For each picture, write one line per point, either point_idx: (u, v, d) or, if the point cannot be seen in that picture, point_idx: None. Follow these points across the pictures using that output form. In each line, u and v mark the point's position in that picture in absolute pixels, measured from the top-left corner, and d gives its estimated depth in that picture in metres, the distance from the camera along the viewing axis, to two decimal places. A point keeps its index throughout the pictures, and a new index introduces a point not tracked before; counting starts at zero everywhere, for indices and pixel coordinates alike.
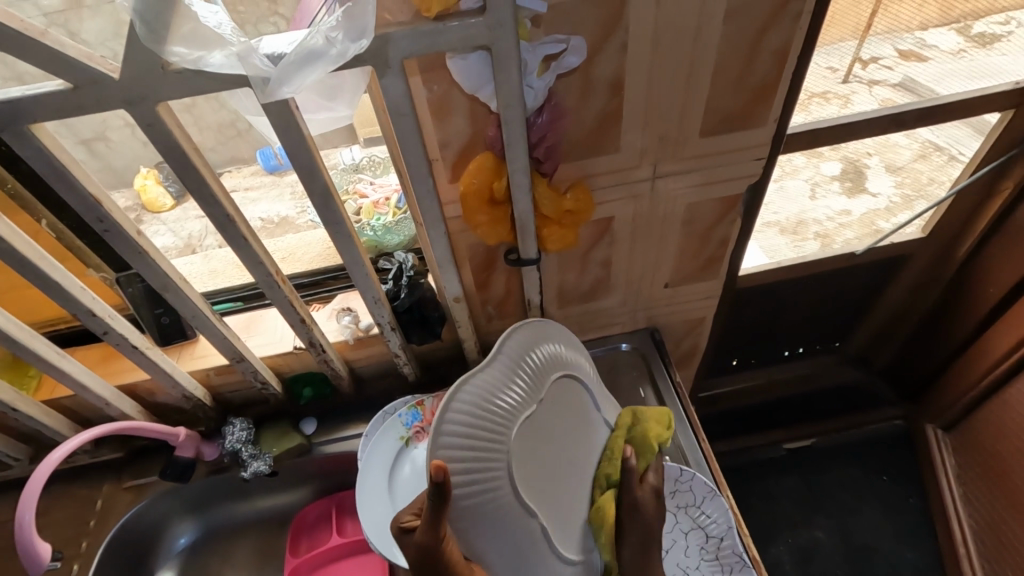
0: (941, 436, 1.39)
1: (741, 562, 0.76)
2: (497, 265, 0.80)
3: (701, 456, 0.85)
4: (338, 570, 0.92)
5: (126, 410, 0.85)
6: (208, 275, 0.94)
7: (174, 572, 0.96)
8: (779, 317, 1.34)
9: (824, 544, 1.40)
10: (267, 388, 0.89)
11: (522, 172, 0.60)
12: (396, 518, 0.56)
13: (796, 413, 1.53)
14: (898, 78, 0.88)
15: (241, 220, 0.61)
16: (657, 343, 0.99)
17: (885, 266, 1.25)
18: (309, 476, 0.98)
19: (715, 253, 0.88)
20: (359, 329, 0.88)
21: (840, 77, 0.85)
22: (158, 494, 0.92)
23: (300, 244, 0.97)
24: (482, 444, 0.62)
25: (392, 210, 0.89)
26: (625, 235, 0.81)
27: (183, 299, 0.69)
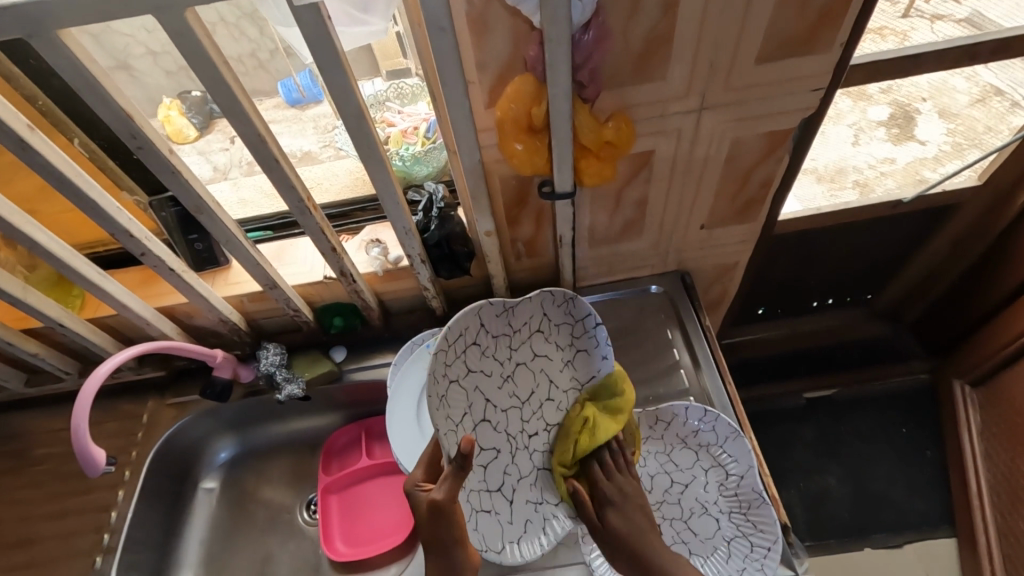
0: (967, 392, 1.37)
1: (760, 499, 0.74)
2: (530, 199, 0.78)
3: (727, 399, 0.86)
4: (367, 489, 0.98)
5: (165, 331, 0.88)
6: (239, 204, 0.94)
7: (216, 483, 1.02)
8: (810, 268, 1.31)
9: (835, 491, 1.43)
10: (299, 316, 0.91)
11: (564, 98, 0.57)
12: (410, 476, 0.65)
13: (818, 365, 1.52)
14: (965, 12, 0.82)
15: (273, 141, 0.60)
16: (687, 287, 0.97)
17: (932, 217, 1.20)
18: (340, 402, 1.02)
19: (757, 195, 0.84)
20: (388, 261, 0.88)
21: (899, 11, 0.80)
22: (199, 411, 0.97)
23: (327, 175, 0.96)
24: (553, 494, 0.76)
25: (421, 140, 0.86)
26: (663, 172, 0.77)
27: (216, 223, 0.69)
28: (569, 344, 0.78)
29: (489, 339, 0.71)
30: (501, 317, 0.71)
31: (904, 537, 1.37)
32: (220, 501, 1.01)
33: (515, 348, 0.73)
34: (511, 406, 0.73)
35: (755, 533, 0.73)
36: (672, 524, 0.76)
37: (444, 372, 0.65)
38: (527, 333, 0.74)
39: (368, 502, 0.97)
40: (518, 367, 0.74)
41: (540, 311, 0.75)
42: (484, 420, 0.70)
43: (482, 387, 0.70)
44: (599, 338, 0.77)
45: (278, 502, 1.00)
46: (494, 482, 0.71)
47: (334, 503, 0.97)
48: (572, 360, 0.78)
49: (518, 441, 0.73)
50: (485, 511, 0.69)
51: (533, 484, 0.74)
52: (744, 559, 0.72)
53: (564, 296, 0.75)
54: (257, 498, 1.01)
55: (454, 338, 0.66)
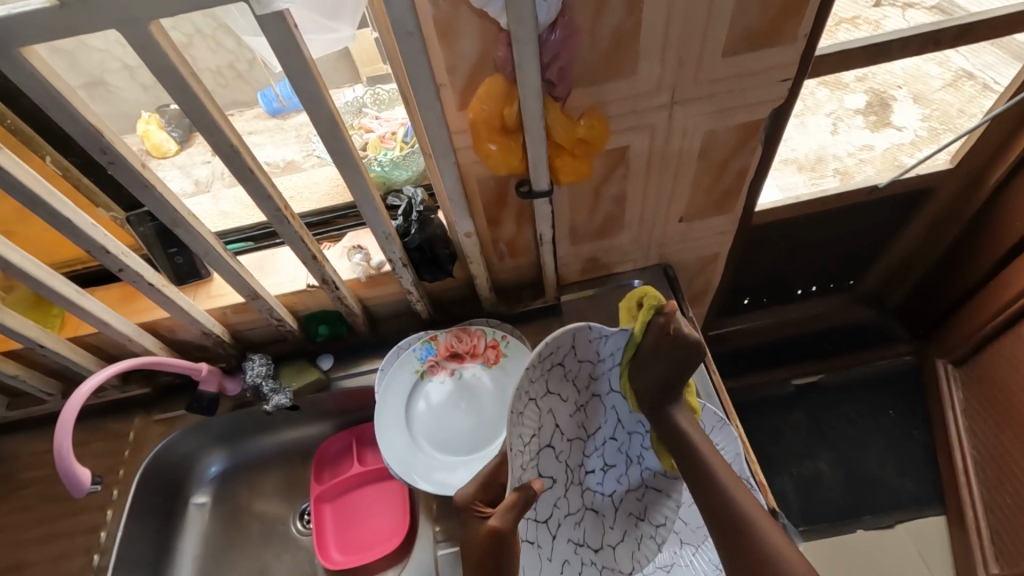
0: (950, 371, 1.39)
1: (748, 486, 0.75)
2: (509, 199, 0.78)
3: (712, 388, 0.87)
4: (360, 496, 0.98)
5: (148, 347, 0.87)
6: (218, 216, 0.93)
7: (208, 498, 1.01)
8: (792, 256, 1.33)
9: (827, 475, 1.45)
10: (283, 325, 0.90)
11: (535, 97, 0.58)
12: (467, 500, 0.66)
13: (805, 351, 1.55)
14: (934, 0, 0.84)
15: (247, 152, 0.60)
16: (670, 279, 0.98)
17: (908, 202, 1.23)
18: (329, 410, 1.01)
19: (733, 186, 0.85)
20: (371, 267, 0.88)
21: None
22: (187, 426, 0.96)
23: (308, 184, 0.96)
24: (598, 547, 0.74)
25: (399, 145, 0.87)
26: (639, 167, 0.78)
27: (194, 236, 0.68)
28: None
29: (575, 364, 0.67)
30: (593, 345, 0.68)
31: (895, 517, 1.39)
32: (212, 516, 1.00)
33: (594, 377, 0.71)
34: (576, 436, 0.70)
35: None
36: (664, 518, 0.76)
37: (530, 389, 0.61)
38: (610, 364, 0.71)
39: (361, 508, 0.97)
40: (590, 400, 0.71)
41: None
42: (549, 447, 0.65)
43: (556, 411, 0.66)
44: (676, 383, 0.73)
45: (271, 514, 1.00)
46: (543, 514, 0.67)
47: (328, 511, 0.96)
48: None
49: (573, 476, 0.70)
50: (529, 543, 0.65)
51: (576, 521, 0.71)
52: None
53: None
54: (250, 511, 1.01)
55: (549, 353, 0.62)
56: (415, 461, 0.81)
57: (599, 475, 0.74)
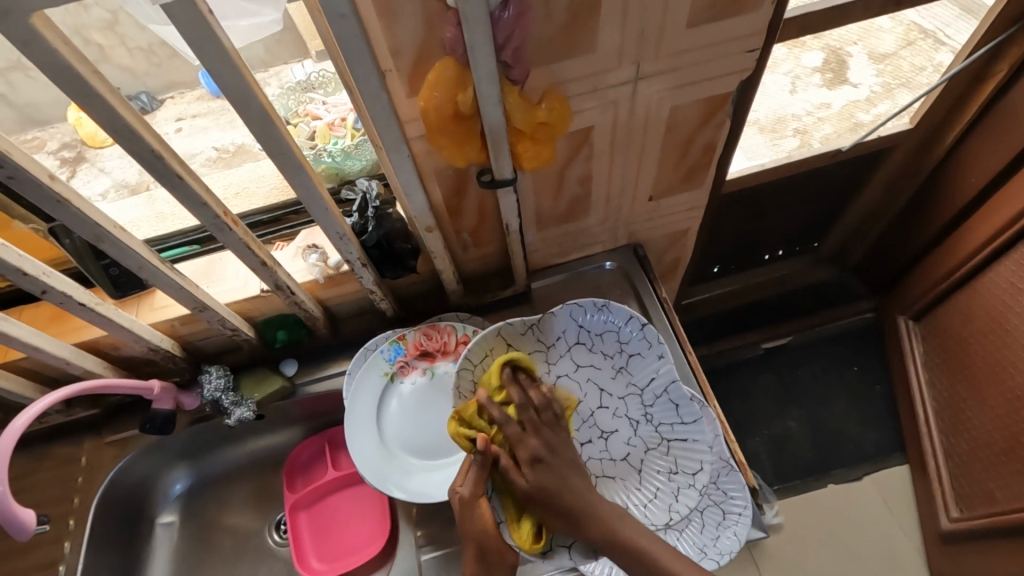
0: (910, 326, 1.43)
1: (727, 467, 0.73)
2: (469, 188, 0.73)
3: (688, 368, 0.85)
4: (336, 501, 0.95)
5: (90, 367, 0.81)
6: (155, 219, 0.86)
7: (175, 516, 0.97)
8: (757, 222, 1.33)
9: (797, 434, 1.49)
10: (238, 334, 0.84)
11: (489, 81, 0.53)
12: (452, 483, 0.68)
13: (772, 314, 1.58)
14: None
15: (171, 156, 0.53)
16: (641, 259, 0.96)
17: (867, 162, 1.23)
18: (296, 417, 0.97)
19: (700, 160, 0.82)
20: (329, 267, 0.83)
21: None
22: (143, 446, 0.90)
23: (253, 178, 0.88)
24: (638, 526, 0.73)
25: (349, 133, 0.81)
26: (605, 147, 0.74)
27: (123, 250, 0.62)
28: (619, 348, 0.75)
29: (522, 358, 0.75)
30: (529, 336, 0.76)
31: (861, 469, 1.45)
32: (181, 535, 0.96)
33: (553, 361, 0.76)
34: None
35: (725, 500, 0.73)
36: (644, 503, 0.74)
37: (471, 390, 0.73)
38: (563, 347, 0.76)
39: (340, 515, 0.94)
40: (563, 380, 0.76)
41: (572, 324, 0.76)
42: None
43: None
44: (648, 339, 0.73)
45: (244, 527, 0.96)
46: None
47: (303, 519, 0.93)
48: (626, 365, 0.75)
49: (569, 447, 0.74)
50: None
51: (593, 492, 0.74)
52: (717, 527, 0.72)
53: (595, 308, 0.74)
54: (222, 526, 0.97)
55: (477, 360, 0.73)
56: (389, 469, 0.78)
57: (606, 446, 0.75)
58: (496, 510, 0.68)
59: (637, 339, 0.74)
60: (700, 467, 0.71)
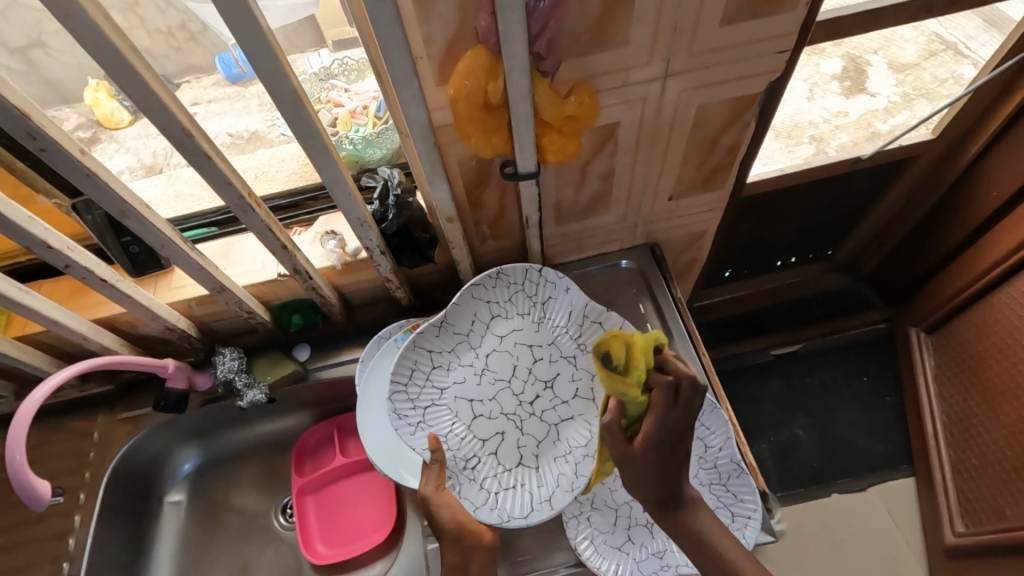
0: (923, 338, 1.42)
1: (738, 470, 0.74)
2: (491, 179, 0.73)
3: (702, 369, 0.85)
4: (343, 487, 0.95)
5: (107, 344, 0.81)
6: (175, 199, 0.86)
7: (183, 495, 0.98)
8: (772, 227, 1.33)
9: (803, 442, 1.49)
10: (254, 317, 0.85)
11: (521, 72, 0.52)
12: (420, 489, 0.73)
13: (782, 321, 1.57)
14: None
15: (201, 134, 0.54)
16: (657, 259, 0.95)
17: (887, 170, 1.22)
18: (307, 401, 0.98)
19: (724, 161, 0.82)
20: (346, 253, 0.82)
21: None
22: (155, 424, 0.91)
23: (273, 162, 0.89)
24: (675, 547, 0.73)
25: (371, 121, 0.81)
26: (629, 144, 0.74)
27: (147, 227, 0.62)
28: (531, 302, 0.80)
29: (447, 355, 0.77)
30: (443, 335, 0.77)
31: (867, 480, 1.44)
32: (189, 514, 0.97)
33: (477, 344, 0.79)
34: (497, 389, 0.79)
35: (735, 503, 0.73)
36: None
37: (410, 406, 0.75)
38: (482, 327, 0.79)
39: (345, 501, 0.94)
40: (494, 355, 0.79)
41: (481, 304, 0.78)
42: (477, 415, 0.77)
43: (460, 393, 0.77)
44: (551, 280, 0.79)
45: (252, 509, 0.97)
46: (510, 460, 0.76)
47: (310, 504, 0.94)
48: (544, 315, 0.80)
49: (521, 412, 0.78)
50: (508, 489, 0.74)
51: (555, 441, 0.77)
52: None
53: (493, 279, 0.77)
54: (229, 507, 0.97)
55: (407, 374, 0.75)
56: (400, 456, 0.78)
57: (553, 394, 0.79)
58: (477, 496, 0.73)
59: (541, 287, 0.80)
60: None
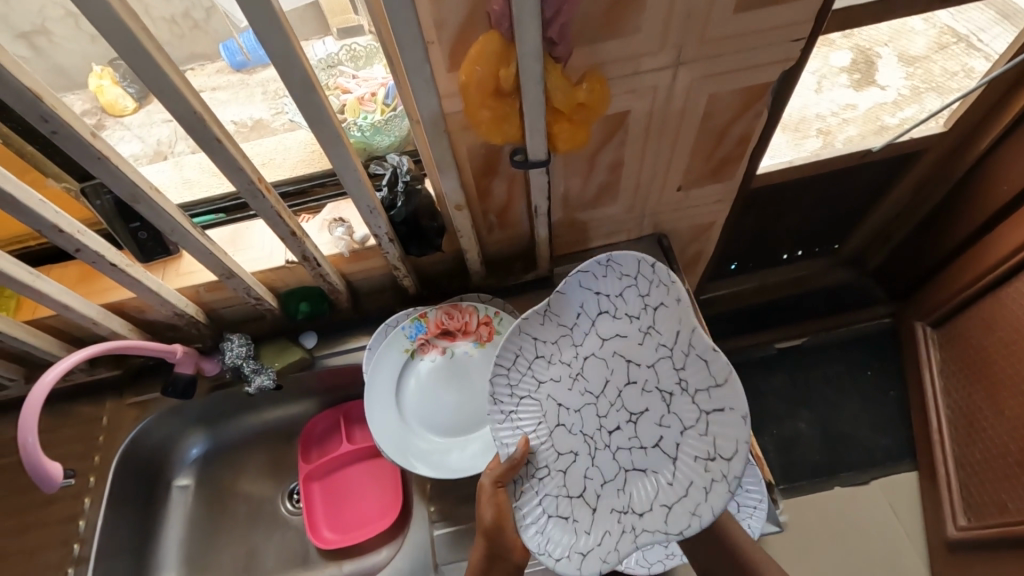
0: (928, 332, 1.41)
1: (744, 460, 0.74)
2: (500, 168, 0.73)
3: None
4: (349, 474, 0.96)
5: (116, 329, 0.82)
6: (182, 185, 0.86)
7: (191, 480, 0.99)
8: (779, 220, 1.32)
9: (806, 435, 1.49)
10: (262, 304, 0.85)
11: (534, 58, 0.52)
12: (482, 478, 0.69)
13: (788, 315, 1.57)
14: None
15: (211, 119, 0.54)
16: (665, 250, 0.95)
17: (895, 164, 1.21)
18: (313, 389, 0.98)
19: (733, 152, 0.81)
20: (354, 241, 0.83)
21: None
22: (163, 410, 0.92)
23: (280, 149, 0.88)
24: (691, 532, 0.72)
25: (379, 108, 0.80)
26: (639, 133, 0.73)
27: (157, 212, 0.62)
28: (642, 303, 0.65)
29: (550, 347, 0.71)
30: (549, 323, 0.70)
31: (869, 474, 1.44)
32: (196, 498, 0.98)
33: (579, 342, 0.70)
34: (584, 404, 0.70)
35: (740, 492, 0.73)
36: None
37: (506, 390, 0.71)
38: (588, 323, 0.70)
39: (351, 488, 0.95)
40: (592, 367, 0.69)
41: (585, 298, 0.69)
42: (559, 424, 0.70)
43: (551, 390, 0.71)
44: (661, 281, 0.62)
45: (259, 495, 0.98)
46: (575, 485, 0.68)
47: (316, 490, 0.94)
48: (653, 323, 0.65)
49: (598, 439, 0.68)
50: (562, 515, 0.66)
51: (621, 478, 0.66)
52: None
53: (602, 268, 0.66)
54: (236, 492, 0.98)
55: (510, 359, 0.71)
56: (407, 443, 0.79)
57: (635, 431, 0.66)
58: (535, 509, 0.67)
59: (655, 289, 0.63)
60: (737, 448, 0.56)
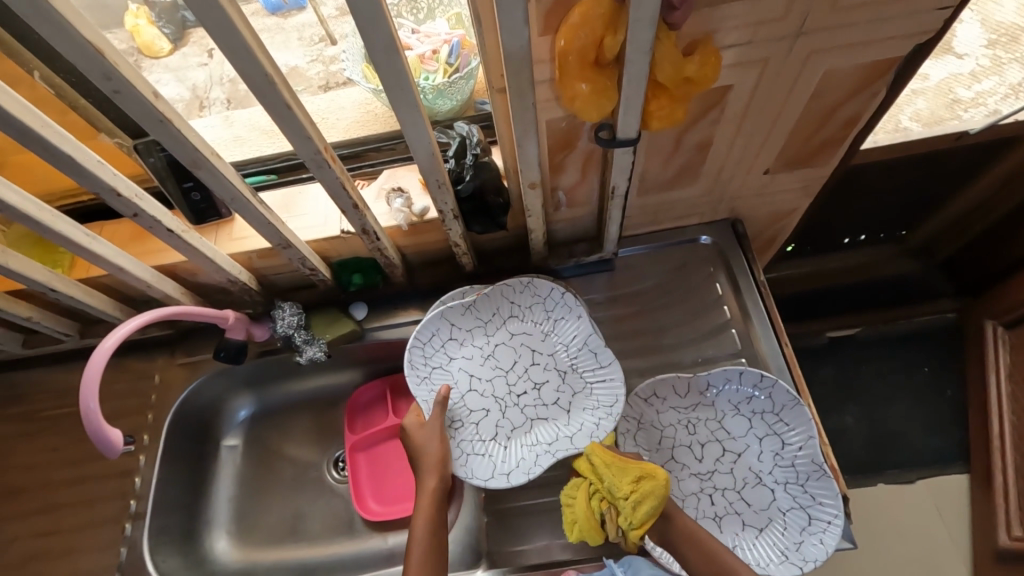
0: (1000, 333, 1.31)
1: (819, 472, 0.70)
2: (579, 144, 0.66)
3: (783, 361, 0.79)
4: (394, 445, 0.96)
5: (169, 292, 0.80)
6: (233, 142, 0.82)
7: (239, 441, 0.99)
8: (850, 203, 1.23)
9: (853, 431, 1.43)
10: (316, 275, 0.82)
11: (648, 26, 0.45)
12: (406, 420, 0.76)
13: (847, 305, 1.48)
14: None
15: (282, 81, 0.49)
16: (740, 237, 0.88)
17: (990, 148, 1.10)
18: (360, 359, 0.96)
19: (836, 136, 0.73)
20: (413, 213, 0.78)
21: None
22: (213, 372, 0.91)
23: (333, 108, 0.83)
24: (765, 552, 0.70)
25: (442, 68, 0.72)
26: (737, 111, 0.66)
27: (218, 178, 0.58)
28: (546, 315, 0.78)
29: (463, 333, 0.78)
30: (467, 314, 0.77)
31: (917, 473, 1.39)
32: (244, 459, 0.99)
33: (487, 329, 0.78)
34: (495, 376, 0.78)
35: (813, 505, 0.70)
36: (724, 494, 0.73)
37: (423, 361, 0.76)
38: (500, 320, 0.79)
39: (396, 460, 0.95)
40: (502, 349, 0.78)
41: (505, 302, 0.78)
42: (471, 390, 0.77)
43: (465, 365, 0.77)
44: (568, 303, 0.76)
45: (304, 460, 0.98)
46: (487, 433, 0.76)
47: (362, 460, 0.94)
48: (553, 330, 0.78)
49: (507, 400, 0.77)
50: (478, 455, 0.75)
51: (526, 432, 0.76)
52: (801, 532, 0.69)
53: (523, 283, 0.77)
54: (282, 455, 0.99)
55: (428, 337, 0.76)
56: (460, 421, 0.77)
57: (537, 394, 0.77)
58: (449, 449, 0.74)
59: (559, 305, 0.77)
60: (616, 399, 0.74)
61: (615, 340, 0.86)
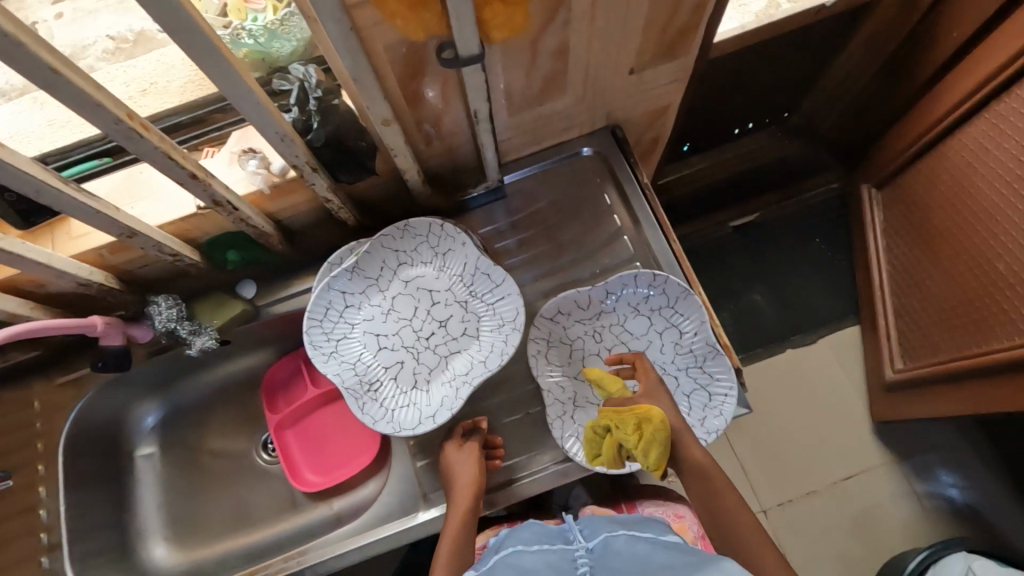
0: (873, 194, 1.44)
1: (713, 351, 0.75)
2: (428, 69, 0.62)
3: (672, 258, 0.82)
4: (322, 415, 0.94)
5: (14, 310, 0.71)
6: (49, 126, 0.72)
7: (155, 448, 0.94)
8: (730, 94, 1.26)
9: (764, 308, 1.54)
10: (180, 260, 0.75)
11: None
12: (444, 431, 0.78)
13: (743, 193, 1.56)
14: None
15: (36, 41, 0.41)
16: (619, 141, 0.88)
17: (846, 19, 1.15)
18: (266, 338, 0.91)
19: (690, 22, 0.71)
20: (272, 173, 0.71)
21: None
22: (101, 383, 0.84)
23: (160, 69, 0.74)
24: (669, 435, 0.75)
25: (270, 5, 0.66)
26: (585, 9, 0.63)
27: (6, 170, 0.50)
28: (434, 253, 0.77)
29: (358, 297, 0.75)
30: (355, 277, 0.75)
31: (819, 333, 1.53)
32: (166, 464, 0.94)
33: (381, 285, 0.76)
34: (400, 328, 0.76)
35: (712, 383, 0.75)
36: (635, 391, 0.78)
37: (324, 335, 0.73)
38: (391, 272, 0.76)
39: (326, 428, 0.93)
40: (401, 299, 0.76)
41: (389, 252, 0.76)
42: (381, 349, 0.75)
43: (367, 327, 0.75)
44: (450, 233, 0.75)
45: (231, 450, 0.95)
46: (407, 384, 0.74)
47: (291, 436, 0.93)
48: (444, 265, 0.77)
49: (418, 346, 0.75)
50: (404, 407, 0.73)
51: (444, 370, 0.75)
52: (704, 409, 0.75)
53: (400, 230, 0.75)
54: (207, 451, 0.95)
55: (322, 311, 0.73)
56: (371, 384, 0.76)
57: (445, 331, 0.76)
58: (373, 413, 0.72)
59: (442, 238, 0.76)
60: (516, 311, 0.74)
61: (518, 268, 0.86)
